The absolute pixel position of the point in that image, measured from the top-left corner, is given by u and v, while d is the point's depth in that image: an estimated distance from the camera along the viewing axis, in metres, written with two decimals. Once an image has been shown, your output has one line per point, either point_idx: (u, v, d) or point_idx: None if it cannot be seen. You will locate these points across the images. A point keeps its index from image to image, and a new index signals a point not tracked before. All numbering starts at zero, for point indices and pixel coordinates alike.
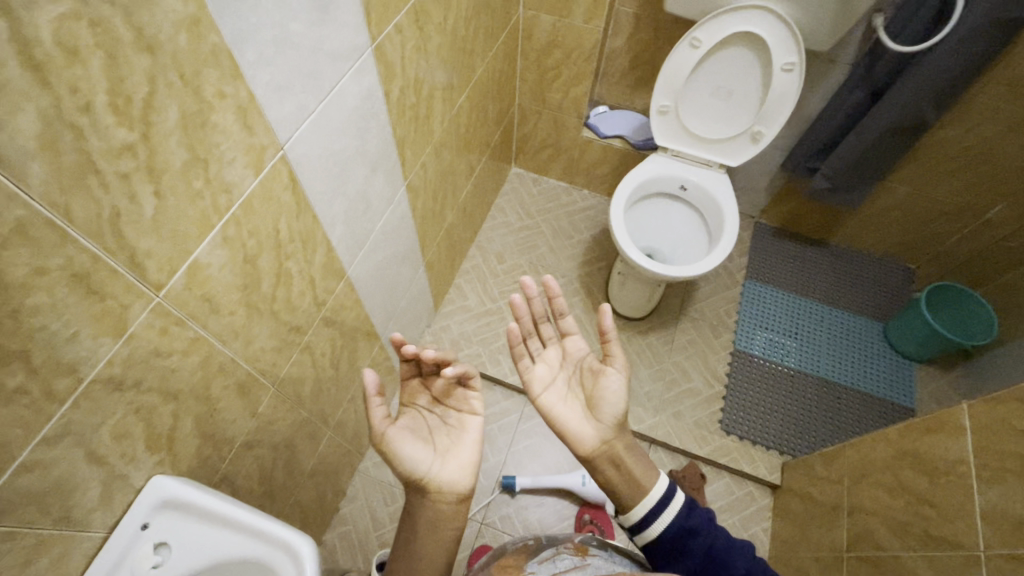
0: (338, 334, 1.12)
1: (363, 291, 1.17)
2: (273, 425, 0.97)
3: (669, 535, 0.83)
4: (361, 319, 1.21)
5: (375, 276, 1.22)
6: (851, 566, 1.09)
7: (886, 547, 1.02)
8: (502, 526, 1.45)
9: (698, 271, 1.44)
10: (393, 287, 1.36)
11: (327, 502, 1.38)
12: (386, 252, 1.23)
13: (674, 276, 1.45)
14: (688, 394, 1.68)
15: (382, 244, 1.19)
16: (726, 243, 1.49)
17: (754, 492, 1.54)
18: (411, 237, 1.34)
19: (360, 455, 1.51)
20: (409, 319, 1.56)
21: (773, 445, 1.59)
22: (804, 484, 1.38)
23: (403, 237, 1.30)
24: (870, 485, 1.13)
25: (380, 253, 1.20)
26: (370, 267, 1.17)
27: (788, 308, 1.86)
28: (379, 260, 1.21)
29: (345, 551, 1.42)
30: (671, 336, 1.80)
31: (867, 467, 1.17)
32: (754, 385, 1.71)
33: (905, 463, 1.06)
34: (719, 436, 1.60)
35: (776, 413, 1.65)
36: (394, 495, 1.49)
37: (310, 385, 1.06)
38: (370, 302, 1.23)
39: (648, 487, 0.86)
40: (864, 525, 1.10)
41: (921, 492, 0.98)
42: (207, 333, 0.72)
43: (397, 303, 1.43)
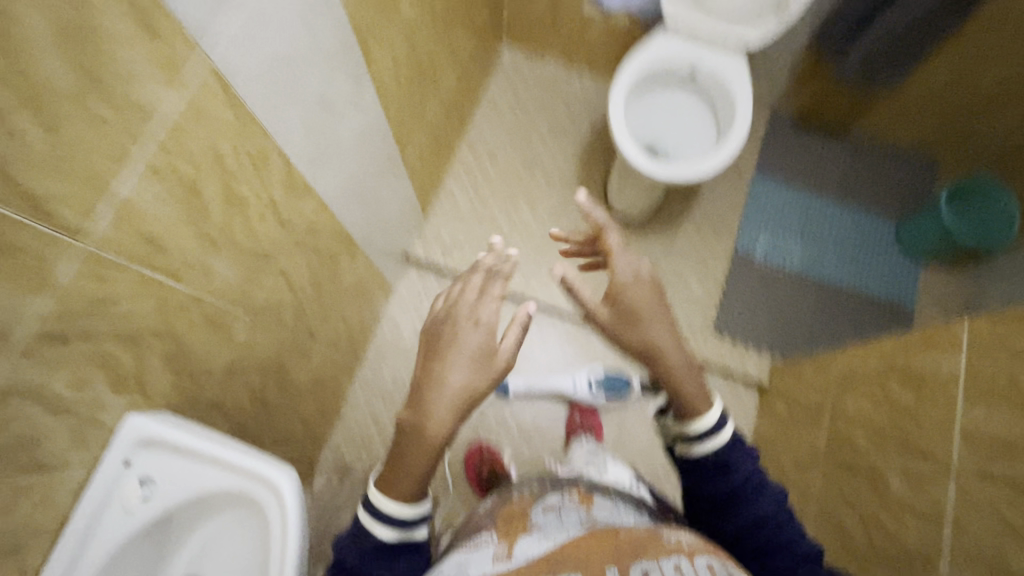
0: (314, 256, 1.07)
1: (335, 207, 1.09)
2: (257, 353, 0.97)
3: (702, 464, 0.72)
4: (338, 236, 1.15)
5: (348, 189, 1.13)
6: (825, 466, 1.15)
7: (861, 452, 1.06)
8: (498, 425, 1.54)
9: (706, 171, 1.33)
10: (372, 199, 1.27)
11: (329, 407, 1.45)
12: (357, 163, 1.12)
13: (674, 181, 1.34)
14: (685, 298, 1.67)
15: (351, 154, 1.08)
16: (739, 134, 1.34)
17: (741, 391, 1.58)
18: (387, 141, 1.23)
19: (358, 363, 1.56)
20: (394, 228, 1.50)
21: (765, 346, 1.61)
22: (792, 388, 1.40)
23: (378, 143, 1.18)
24: (856, 393, 1.14)
25: (349, 164, 1.09)
26: (340, 182, 1.08)
27: (797, 207, 1.76)
28: (349, 172, 1.10)
29: (350, 449, 1.52)
30: (672, 240, 1.73)
31: (856, 376, 1.17)
32: (752, 288, 1.68)
33: (893, 376, 1.05)
34: (712, 340, 1.62)
35: (772, 316, 1.64)
36: (394, 399, 1.56)
37: (291, 307, 1.04)
38: (347, 216, 1.16)
39: (703, 409, 0.73)
40: (844, 430, 1.13)
41: (903, 403, 0.99)
42: (157, 273, 0.67)
43: (378, 215, 1.35)
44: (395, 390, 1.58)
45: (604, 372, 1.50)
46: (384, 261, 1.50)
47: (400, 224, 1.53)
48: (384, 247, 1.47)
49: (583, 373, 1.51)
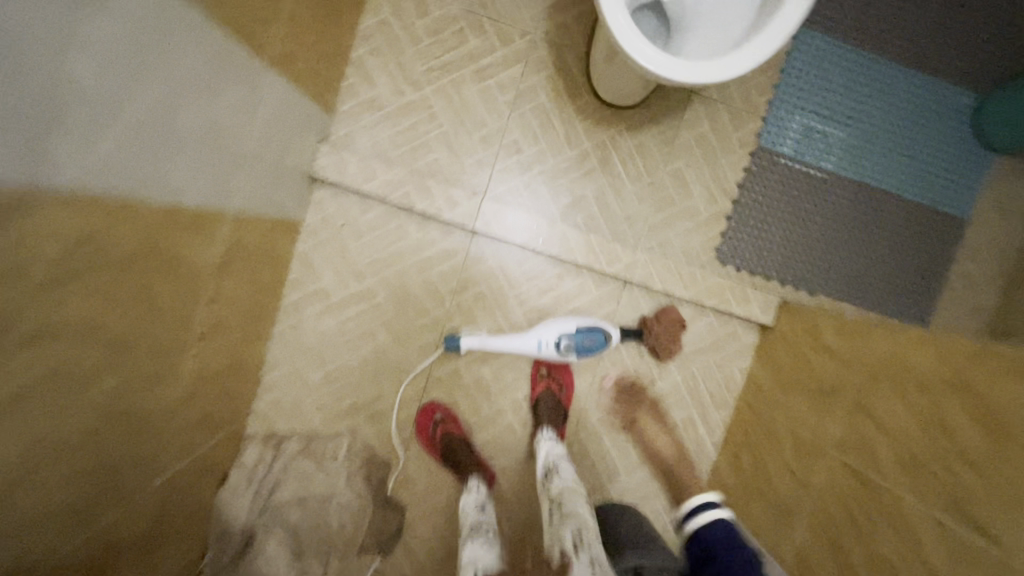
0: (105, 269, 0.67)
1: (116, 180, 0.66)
2: (59, 433, 0.67)
3: None
4: (141, 222, 0.72)
5: (140, 140, 0.68)
6: (829, 467, 0.97)
7: (887, 478, 0.86)
8: (452, 381, 1.32)
9: (733, 69, 0.87)
10: (202, 133, 0.81)
11: (238, 384, 1.20)
12: (130, 94, 0.65)
13: (664, 78, 0.89)
14: (683, 218, 1.29)
15: (113, 86, 0.62)
16: (791, 19, 0.87)
17: (738, 330, 1.33)
18: (177, 40, 0.72)
19: (270, 321, 1.26)
20: (269, 150, 1.05)
21: (777, 274, 1.29)
22: (803, 345, 1.17)
23: (156, 49, 0.68)
24: (893, 393, 0.90)
25: (119, 104, 0.63)
26: (114, 140, 0.63)
27: (851, 75, 1.27)
28: (125, 116, 0.64)
29: (281, 416, 1.32)
30: (673, 136, 1.28)
31: (900, 369, 0.91)
32: (773, 198, 1.28)
33: (958, 399, 0.81)
34: (712, 272, 1.30)
35: (794, 235, 1.28)
36: (323, 359, 1.31)
37: (91, 357, 0.68)
38: (149, 186, 0.72)
39: None
40: (864, 436, 0.92)
41: (964, 446, 0.78)
42: None
43: (226, 147, 0.89)
44: (324, 347, 1.31)
45: (575, 329, 1.22)
46: (266, 199, 1.08)
47: (278, 140, 1.07)
48: (259, 181, 1.04)
49: (550, 331, 1.22)
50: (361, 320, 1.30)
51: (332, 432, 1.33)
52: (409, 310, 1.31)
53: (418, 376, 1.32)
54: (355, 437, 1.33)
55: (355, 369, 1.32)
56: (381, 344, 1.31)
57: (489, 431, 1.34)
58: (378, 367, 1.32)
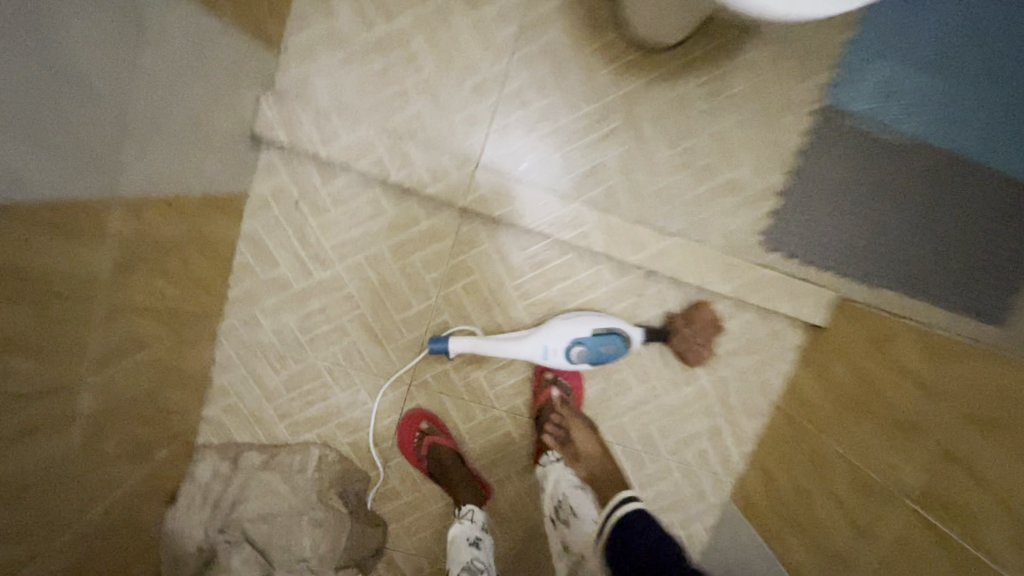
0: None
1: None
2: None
3: None
4: None
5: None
6: (900, 515, 0.82)
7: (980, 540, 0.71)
8: (439, 386, 1.12)
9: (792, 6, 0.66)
10: (46, 85, 0.54)
11: (178, 395, 0.99)
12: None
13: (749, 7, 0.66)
14: (724, 194, 1.04)
15: None
16: None
17: (781, 330, 1.11)
18: None
19: (214, 318, 1.03)
20: (181, 103, 0.77)
21: (835, 265, 1.05)
22: (864, 355, 0.98)
23: None
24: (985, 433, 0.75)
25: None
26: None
27: (957, 9, 0.97)
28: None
29: (237, 425, 1.12)
30: (719, 89, 1.01)
31: (991, 401, 0.76)
32: (838, 172, 1.03)
33: None
34: (755, 260, 1.06)
35: (860, 216, 1.03)
36: (283, 360, 1.10)
37: None
38: None
39: None
40: (947, 482, 0.77)
41: None
42: None
43: (98, 105, 0.62)
44: (284, 347, 1.09)
45: (589, 336, 0.99)
46: (185, 172, 0.82)
47: (193, 91, 0.79)
48: (170, 149, 0.77)
49: (559, 337, 1.00)
50: (328, 314, 1.08)
51: (299, 443, 1.14)
52: (386, 303, 1.07)
53: (399, 379, 1.11)
54: (326, 449, 1.14)
55: (323, 371, 1.10)
56: (354, 342, 1.09)
57: (482, 442, 1.15)
58: (350, 369, 1.11)
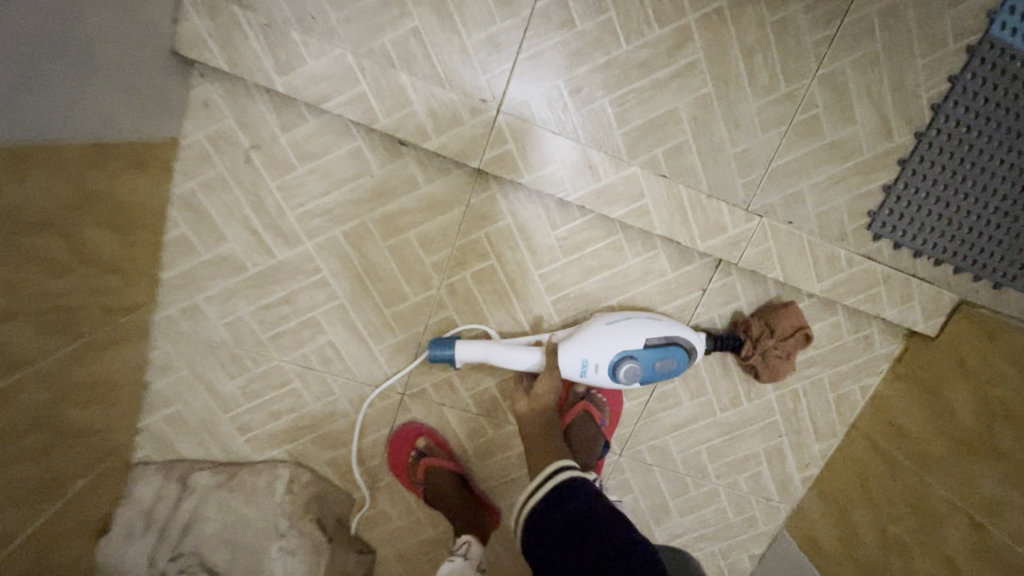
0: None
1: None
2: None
3: None
4: None
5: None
6: None
7: None
8: (440, 395, 0.89)
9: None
10: None
11: (97, 411, 0.75)
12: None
13: None
14: (828, 160, 0.78)
15: None
16: None
17: (874, 336, 0.88)
18: None
19: (141, 308, 0.78)
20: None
21: (960, 257, 0.80)
22: (1001, 382, 0.74)
23: None
24: None
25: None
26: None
27: None
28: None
29: (185, 437, 0.89)
30: (839, 10, 0.72)
31: None
32: (986, 132, 0.75)
33: None
34: (857, 249, 0.82)
35: (1007, 195, 0.77)
36: (239, 361, 0.85)
37: None
38: None
39: None
40: None
41: None
42: None
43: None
44: (239, 344, 0.84)
45: (642, 350, 0.75)
46: (46, 102, 0.53)
47: None
48: (12, 63, 0.48)
49: (604, 349, 0.76)
50: (296, 305, 0.82)
51: (264, 460, 0.91)
52: (371, 292, 0.82)
53: (389, 386, 0.88)
54: (297, 467, 0.91)
55: (291, 376, 0.86)
56: (331, 340, 0.84)
57: (492, 461, 0.93)
58: (327, 373, 0.86)
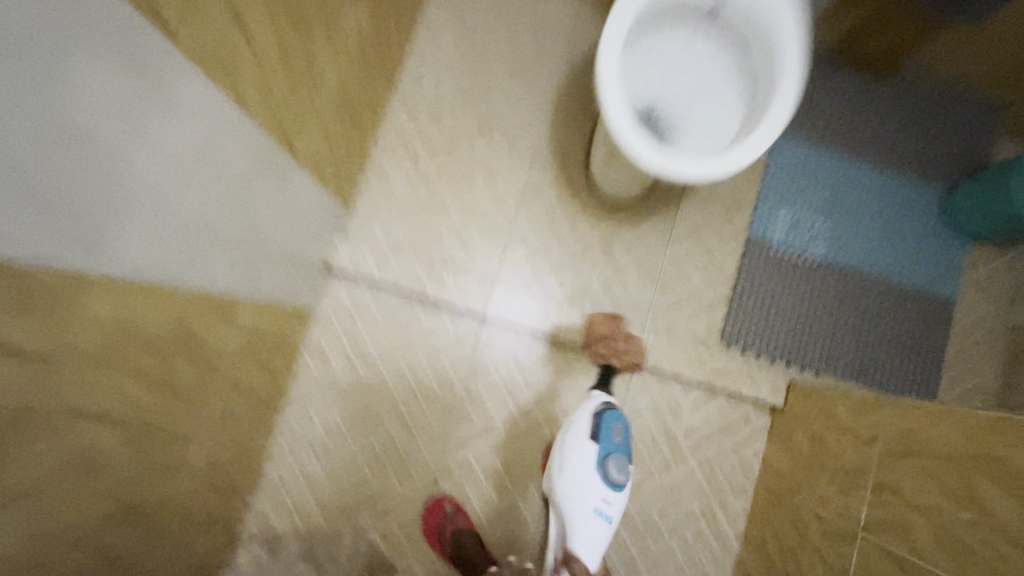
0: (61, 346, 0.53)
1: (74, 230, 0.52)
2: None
3: None
4: (177, 305, 0.73)
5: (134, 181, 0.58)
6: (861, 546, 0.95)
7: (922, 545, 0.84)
8: (462, 473, 1.28)
9: (761, 144, 0.94)
10: (240, 236, 0.86)
11: (240, 481, 1.13)
12: (106, 121, 0.52)
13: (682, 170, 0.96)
14: (685, 302, 1.34)
15: (162, 196, 0.64)
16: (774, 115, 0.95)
17: (750, 413, 1.32)
18: (238, 147, 0.76)
19: (275, 412, 1.23)
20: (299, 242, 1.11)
21: (781, 356, 1.32)
22: (814, 423, 1.17)
23: (223, 153, 0.73)
24: (907, 459, 0.92)
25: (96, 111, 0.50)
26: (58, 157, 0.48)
27: (826, 174, 1.38)
28: (108, 143, 0.53)
29: (280, 514, 1.24)
30: (672, 226, 1.37)
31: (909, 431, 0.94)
32: (766, 284, 1.34)
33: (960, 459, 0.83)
34: (718, 353, 1.32)
35: (792, 318, 1.33)
36: (329, 451, 1.27)
37: (134, 428, 0.71)
38: (189, 266, 0.74)
39: None
40: (892, 507, 0.91)
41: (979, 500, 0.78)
42: None
43: (258, 238, 0.91)
44: (329, 439, 1.27)
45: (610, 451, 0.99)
46: (289, 288, 1.13)
47: (307, 232, 1.13)
48: (286, 270, 1.08)
49: (594, 484, 0.99)
50: (370, 408, 1.29)
51: (334, 532, 1.25)
52: (419, 397, 1.29)
53: (427, 467, 1.28)
54: (357, 537, 1.25)
55: (361, 461, 1.27)
56: (390, 433, 1.28)
57: (499, 527, 1.27)
58: (386, 458, 1.27)
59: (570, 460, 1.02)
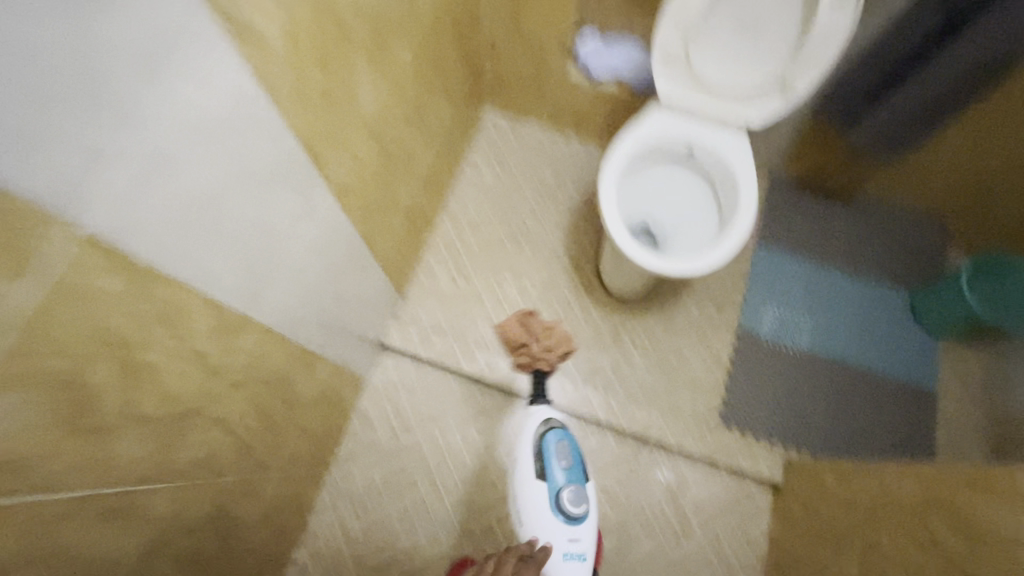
0: (90, 302, 0.57)
1: (129, 204, 0.58)
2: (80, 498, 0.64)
3: None
4: (285, 356, 0.99)
5: (184, 159, 0.62)
6: None
7: None
8: (484, 537, 1.39)
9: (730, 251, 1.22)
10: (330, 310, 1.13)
11: (289, 529, 1.28)
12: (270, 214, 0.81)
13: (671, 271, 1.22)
14: (685, 385, 1.52)
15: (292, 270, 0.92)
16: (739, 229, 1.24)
17: (752, 490, 1.43)
18: (339, 244, 1.06)
19: (324, 470, 1.40)
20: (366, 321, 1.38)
21: (775, 437, 1.46)
22: (808, 498, 1.28)
23: (331, 248, 1.02)
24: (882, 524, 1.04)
25: (133, 85, 0.53)
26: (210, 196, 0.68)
27: (804, 278, 1.61)
28: (271, 231, 0.82)
29: (318, 567, 1.36)
30: (673, 317, 1.59)
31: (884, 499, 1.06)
32: (757, 371, 1.52)
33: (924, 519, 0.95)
34: (718, 432, 1.47)
35: (783, 403, 1.50)
36: (366, 509, 1.41)
37: (236, 447, 0.92)
38: (297, 328, 1.00)
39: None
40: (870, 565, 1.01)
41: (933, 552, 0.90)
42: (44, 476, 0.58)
43: (339, 313, 1.18)
44: (368, 498, 1.42)
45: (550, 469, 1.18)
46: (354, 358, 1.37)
47: (373, 314, 1.40)
48: (354, 344, 1.34)
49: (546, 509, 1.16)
50: (407, 471, 1.45)
51: None
52: (450, 463, 1.45)
53: (453, 530, 1.40)
54: None
55: (393, 521, 1.40)
56: (422, 496, 1.42)
57: None
58: (416, 519, 1.40)
59: (527, 509, 1.18)
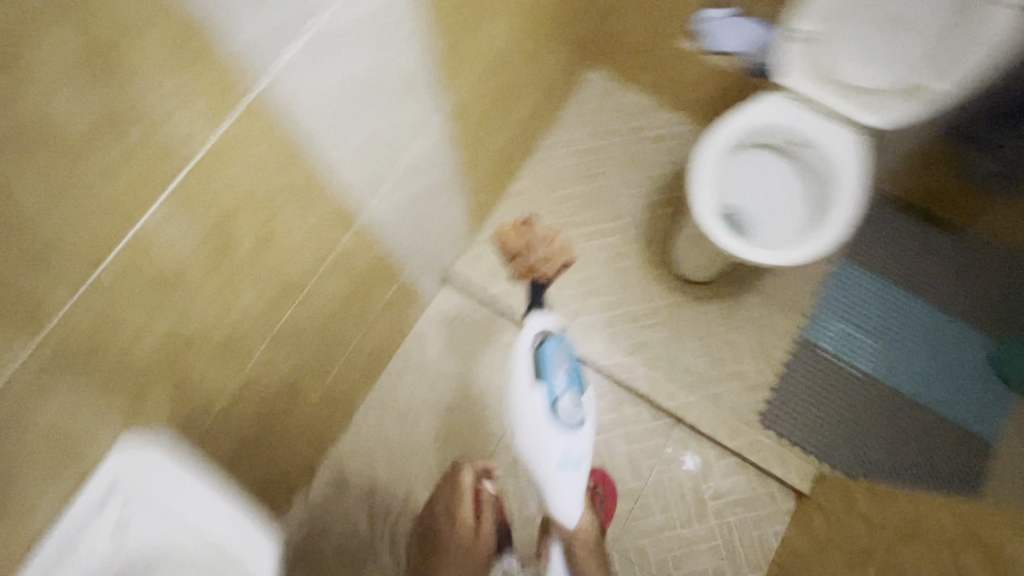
0: (232, 139, 0.61)
1: (312, 70, 0.64)
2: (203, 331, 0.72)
3: None
4: (373, 258, 1.06)
5: None
6: None
7: None
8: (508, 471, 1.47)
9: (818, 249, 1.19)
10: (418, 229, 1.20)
11: (337, 420, 1.39)
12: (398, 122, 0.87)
13: (756, 259, 1.20)
14: (732, 378, 1.51)
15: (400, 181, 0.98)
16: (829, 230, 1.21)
17: (775, 492, 1.44)
18: (442, 167, 1.11)
19: (375, 376, 1.50)
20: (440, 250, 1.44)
21: (812, 448, 1.45)
22: (831, 510, 1.29)
23: (434, 168, 1.08)
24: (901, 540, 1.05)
25: None
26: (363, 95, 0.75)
27: (881, 300, 1.56)
28: (396, 137, 0.89)
29: (353, 461, 1.48)
30: (735, 311, 1.57)
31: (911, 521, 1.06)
32: (809, 381, 1.50)
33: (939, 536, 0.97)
34: (755, 430, 1.47)
35: (828, 417, 1.47)
36: (405, 421, 1.51)
37: (318, 328, 1.01)
38: (390, 236, 1.07)
39: None
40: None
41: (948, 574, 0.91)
42: (190, 301, 0.68)
43: (425, 234, 1.25)
44: (408, 411, 1.52)
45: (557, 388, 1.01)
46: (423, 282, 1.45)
47: (449, 245, 1.46)
48: (427, 268, 1.41)
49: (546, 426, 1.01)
50: (448, 396, 1.53)
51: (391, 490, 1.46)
52: (489, 398, 1.53)
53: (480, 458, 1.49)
54: (409, 500, 1.46)
55: (427, 437, 1.50)
56: (458, 421, 1.51)
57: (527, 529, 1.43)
58: (448, 441, 1.50)
59: (524, 414, 1.02)
